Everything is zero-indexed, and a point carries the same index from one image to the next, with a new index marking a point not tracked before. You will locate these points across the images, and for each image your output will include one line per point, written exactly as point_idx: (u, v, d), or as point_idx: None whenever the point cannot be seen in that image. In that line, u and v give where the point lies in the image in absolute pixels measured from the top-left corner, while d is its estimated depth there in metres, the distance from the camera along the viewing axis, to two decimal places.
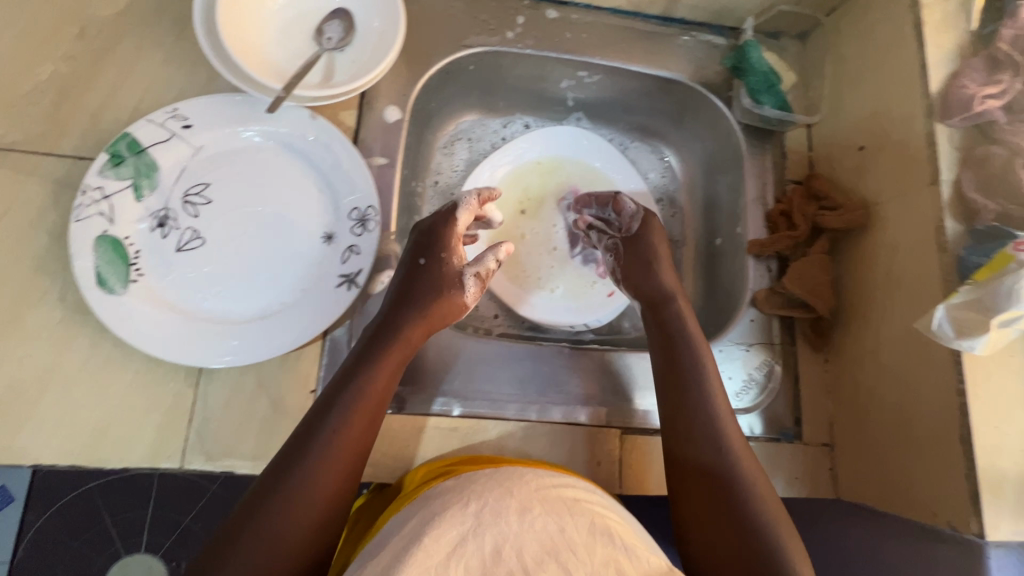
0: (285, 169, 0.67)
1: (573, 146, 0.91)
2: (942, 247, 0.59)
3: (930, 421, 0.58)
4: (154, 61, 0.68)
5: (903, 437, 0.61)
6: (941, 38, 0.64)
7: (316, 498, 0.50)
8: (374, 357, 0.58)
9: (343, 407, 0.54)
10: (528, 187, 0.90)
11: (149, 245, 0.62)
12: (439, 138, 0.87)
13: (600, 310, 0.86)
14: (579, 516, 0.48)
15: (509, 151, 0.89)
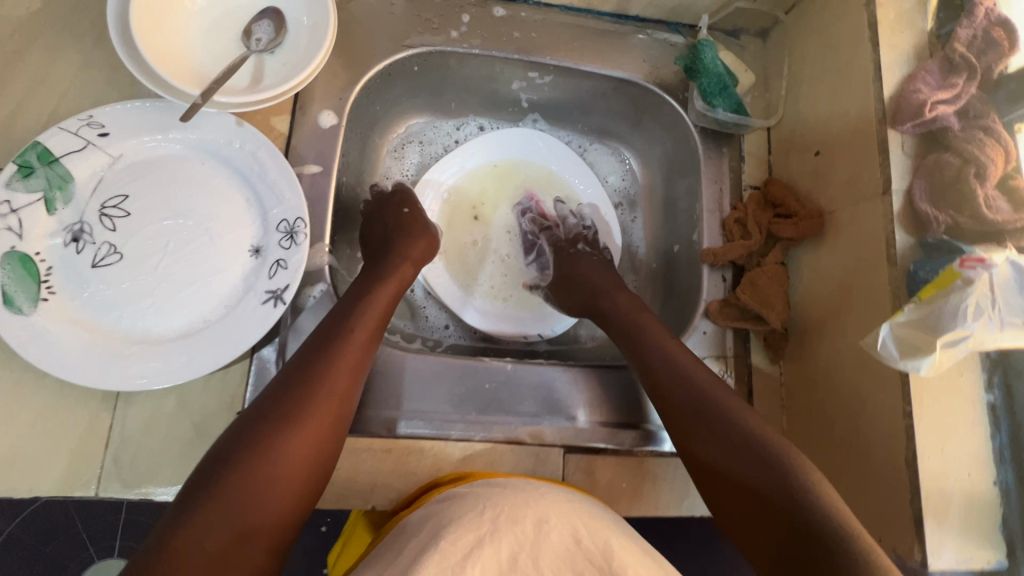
0: (210, 178, 0.64)
1: (529, 149, 0.88)
2: (892, 261, 0.56)
3: (878, 442, 0.55)
4: (70, 65, 0.64)
5: (851, 457, 0.59)
6: (895, 38, 0.61)
7: (282, 476, 0.47)
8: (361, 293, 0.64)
9: (338, 327, 0.59)
10: (482, 192, 0.87)
11: (62, 262, 0.59)
12: (389, 141, 0.84)
13: (555, 320, 0.84)
14: (596, 532, 0.51)
15: (461, 154, 0.86)
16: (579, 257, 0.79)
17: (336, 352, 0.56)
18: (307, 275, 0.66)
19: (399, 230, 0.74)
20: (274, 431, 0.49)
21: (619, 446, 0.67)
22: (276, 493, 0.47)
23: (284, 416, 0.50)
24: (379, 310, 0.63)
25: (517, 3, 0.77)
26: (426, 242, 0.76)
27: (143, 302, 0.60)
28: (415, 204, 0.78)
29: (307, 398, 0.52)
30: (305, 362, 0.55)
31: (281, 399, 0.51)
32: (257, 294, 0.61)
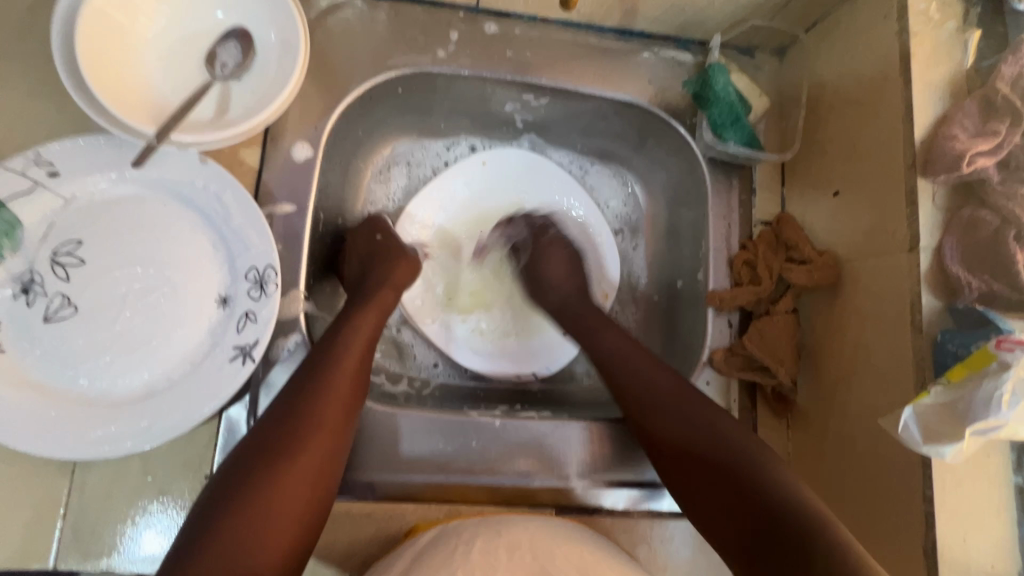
0: (173, 221, 0.58)
1: (518, 177, 0.81)
2: (917, 328, 0.51)
3: (894, 524, 0.51)
4: (17, 94, 0.58)
5: (861, 532, 0.54)
6: (930, 73, 0.55)
7: (277, 514, 0.47)
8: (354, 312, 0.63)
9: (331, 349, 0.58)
10: (468, 225, 0.80)
11: (11, 316, 0.54)
12: (374, 164, 0.78)
13: (549, 357, 0.79)
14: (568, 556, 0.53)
15: (441, 185, 0.79)
16: (547, 250, 0.76)
17: (326, 383, 0.55)
18: (281, 325, 0.61)
19: (382, 253, 0.70)
20: (266, 471, 0.49)
21: (614, 506, 0.64)
22: (273, 532, 0.47)
23: (276, 455, 0.50)
24: (368, 333, 0.62)
25: (511, 18, 0.70)
26: (408, 266, 0.71)
27: (101, 360, 0.55)
28: (387, 228, 0.73)
29: (301, 433, 0.52)
30: (291, 397, 0.54)
31: (271, 438, 0.51)
32: (224, 350, 0.56)
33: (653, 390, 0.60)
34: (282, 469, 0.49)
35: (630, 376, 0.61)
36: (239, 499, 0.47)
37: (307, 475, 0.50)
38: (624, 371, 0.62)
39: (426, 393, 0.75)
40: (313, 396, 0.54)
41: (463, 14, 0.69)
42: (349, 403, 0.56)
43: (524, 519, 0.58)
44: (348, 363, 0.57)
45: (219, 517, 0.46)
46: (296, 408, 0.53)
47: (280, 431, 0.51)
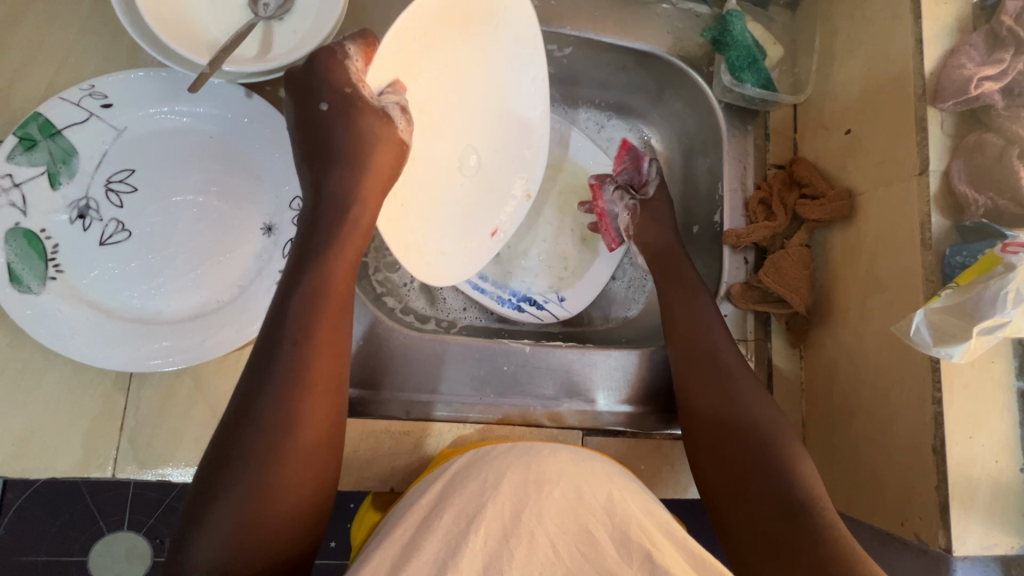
0: (220, 154, 0.61)
1: (498, 40, 0.64)
2: (926, 243, 0.55)
3: (906, 428, 0.55)
4: (68, 31, 0.61)
5: (873, 441, 0.58)
6: (938, 9, 0.58)
7: (276, 478, 0.47)
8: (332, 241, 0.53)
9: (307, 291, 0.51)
10: (444, 84, 0.59)
11: (68, 239, 0.57)
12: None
13: (575, 297, 0.82)
14: (599, 488, 0.54)
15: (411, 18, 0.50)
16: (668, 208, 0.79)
17: (303, 341, 0.50)
18: None
19: (340, 155, 0.53)
20: (246, 454, 0.46)
21: (637, 429, 0.67)
22: (277, 504, 0.47)
23: (256, 433, 0.47)
24: (342, 276, 0.53)
25: None
26: (390, 150, 0.53)
27: (153, 283, 0.58)
28: (338, 81, 0.50)
29: (276, 409, 0.48)
30: (266, 364, 0.49)
31: (250, 414, 0.48)
32: (271, 275, 0.59)
33: (696, 366, 0.63)
34: (264, 451, 0.47)
35: (684, 352, 0.64)
36: (226, 482, 0.46)
37: (293, 455, 0.48)
38: (680, 350, 0.65)
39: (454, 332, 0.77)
40: (286, 363, 0.49)
41: None
42: (327, 370, 0.51)
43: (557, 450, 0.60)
44: (314, 320, 0.51)
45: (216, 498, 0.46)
46: (269, 379, 0.49)
47: (259, 411, 0.48)
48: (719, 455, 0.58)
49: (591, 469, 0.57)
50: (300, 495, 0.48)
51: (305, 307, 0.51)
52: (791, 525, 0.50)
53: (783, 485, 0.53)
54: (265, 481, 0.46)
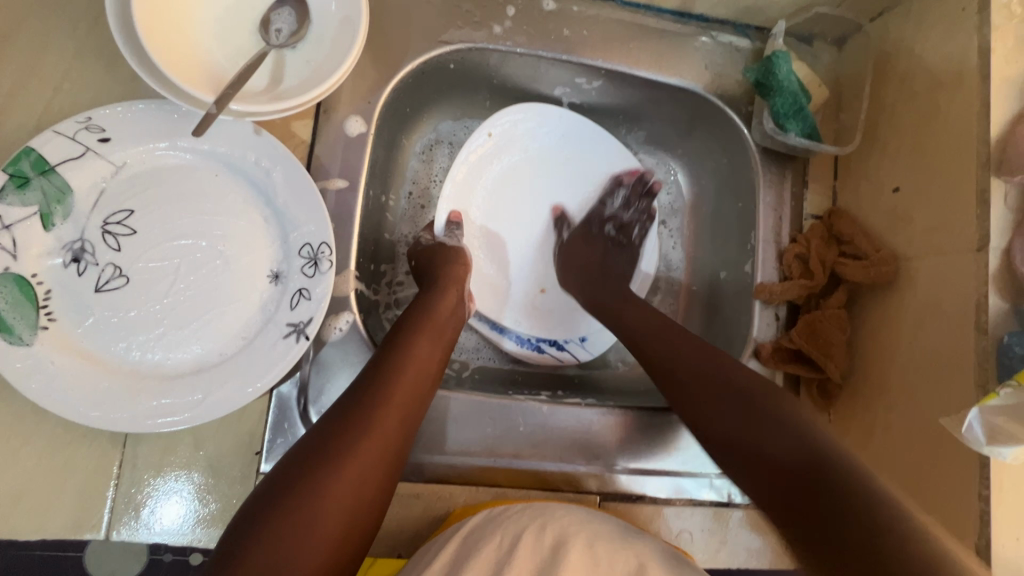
0: (225, 193, 0.57)
1: (540, 131, 0.76)
2: (982, 328, 0.51)
3: (947, 519, 0.51)
4: (64, 55, 0.56)
5: None
6: (1008, 69, 0.54)
7: (350, 466, 0.45)
8: (428, 296, 0.61)
9: (406, 326, 0.57)
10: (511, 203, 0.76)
11: (61, 285, 0.53)
12: (418, 141, 0.76)
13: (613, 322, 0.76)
14: (617, 549, 0.51)
15: (457, 173, 0.72)
16: (568, 250, 0.75)
17: (399, 356, 0.53)
18: (332, 304, 0.60)
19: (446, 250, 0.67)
20: (341, 451, 0.45)
21: (656, 494, 0.64)
22: (339, 496, 0.44)
23: (349, 432, 0.47)
24: (433, 319, 0.59)
25: None
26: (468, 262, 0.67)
27: (153, 332, 0.54)
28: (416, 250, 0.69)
29: (373, 411, 0.48)
30: (370, 376, 0.51)
31: (349, 414, 0.48)
32: (277, 327, 0.56)
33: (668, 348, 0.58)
34: (357, 448, 0.46)
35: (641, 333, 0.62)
36: (310, 473, 0.44)
37: (376, 455, 0.47)
38: (649, 330, 0.61)
39: (466, 376, 0.73)
40: (388, 375, 0.51)
41: None
42: (420, 387, 0.53)
43: (570, 507, 0.57)
44: (420, 348, 0.55)
45: (289, 483, 0.44)
46: (373, 387, 0.50)
47: (350, 403, 0.49)
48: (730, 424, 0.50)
49: (602, 530, 0.54)
50: (364, 494, 0.45)
51: (411, 338, 0.56)
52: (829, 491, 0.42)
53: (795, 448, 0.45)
54: (349, 478, 0.45)
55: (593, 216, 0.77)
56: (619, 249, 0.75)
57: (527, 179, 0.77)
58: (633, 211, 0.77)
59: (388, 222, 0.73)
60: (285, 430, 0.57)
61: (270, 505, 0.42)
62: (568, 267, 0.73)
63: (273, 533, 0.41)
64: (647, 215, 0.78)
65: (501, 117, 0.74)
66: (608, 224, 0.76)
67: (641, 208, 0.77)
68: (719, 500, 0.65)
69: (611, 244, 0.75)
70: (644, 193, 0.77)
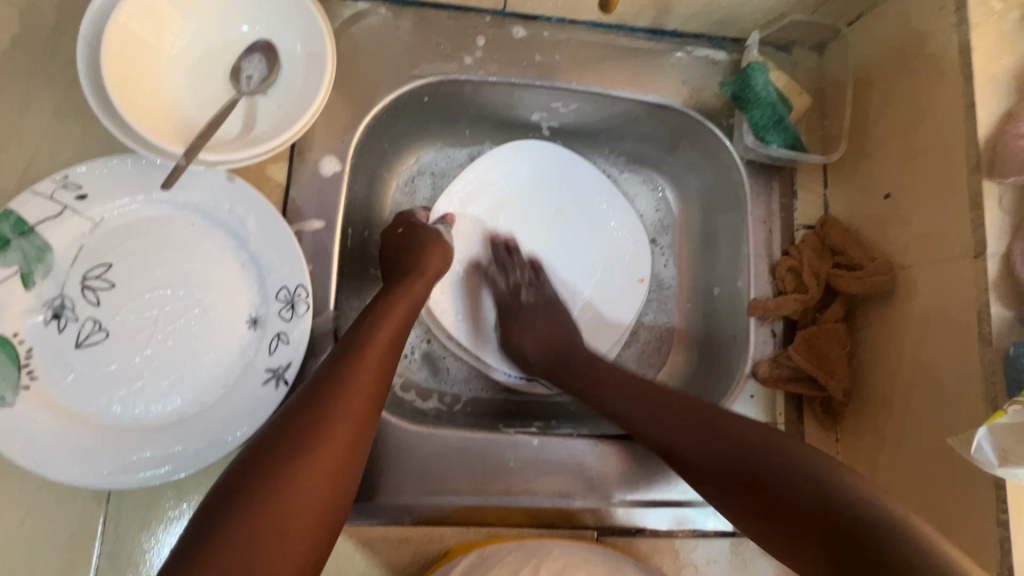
0: (202, 241, 0.57)
1: (518, 169, 0.76)
2: (985, 339, 0.48)
3: (968, 533, 0.48)
4: (44, 116, 0.58)
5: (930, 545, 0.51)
6: (992, 66, 0.52)
7: (325, 435, 0.45)
8: (404, 277, 0.62)
9: (380, 305, 0.58)
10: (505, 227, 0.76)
11: (43, 342, 0.53)
12: (400, 174, 0.76)
13: None
14: None
15: (454, 193, 0.74)
16: (529, 316, 0.71)
17: (369, 331, 0.54)
18: (313, 346, 0.60)
19: (416, 237, 0.67)
20: (306, 438, 0.44)
21: (658, 526, 0.61)
22: (313, 465, 0.44)
23: (312, 419, 0.46)
24: (405, 299, 0.59)
25: (539, 20, 0.68)
26: (445, 252, 0.67)
27: (134, 385, 0.54)
28: (410, 220, 0.69)
29: (338, 395, 0.48)
30: (333, 363, 0.50)
31: (312, 401, 0.47)
32: (257, 373, 0.55)
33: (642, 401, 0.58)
34: (322, 434, 0.45)
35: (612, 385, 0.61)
36: (273, 461, 0.43)
37: (346, 437, 0.46)
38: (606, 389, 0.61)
39: (457, 409, 0.72)
40: (352, 360, 0.51)
41: (489, 18, 0.67)
42: (383, 369, 0.52)
43: (567, 543, 0.56)
44: (382, 331, 0.55)
45: (263, 456, 0.43)
46: (335, 373, 0.49)
47: (322, 376, 0.49)
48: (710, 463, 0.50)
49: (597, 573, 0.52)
50: (340, 465, 0.45)
51: (376, 324, 0.55)
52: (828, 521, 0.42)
53: (785, 480, 0.45)
54: (317, 464, 0.44)
55: (503, 296, 0.73)
56: (536, 311, 0.71)
57: (521, 214, 0.76)
58: (522, 273, 0.74)
59: (372, 257, 0.72)
60: None
61: (244, 479, 0.42)
62: (523, 354, 0.69)
63: (248, 504, 0.41)
64: (637, 276, 0.76)
65: (500, 148, 0.75)
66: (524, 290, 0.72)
67: (528, 266, 0.74)
68: (726, 530, 0.62)
69: (539, 310, 0.71)
70: (509, 254, 0.74)
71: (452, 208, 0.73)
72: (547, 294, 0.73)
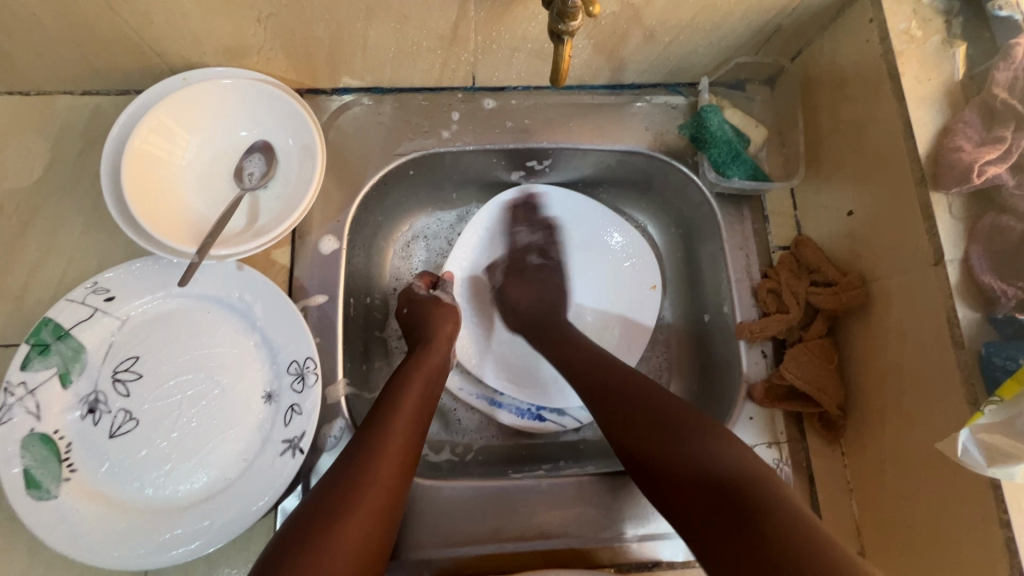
0: (217, 326, 0.63)
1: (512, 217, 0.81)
2: (958, 342, 0.50)
3: (973, 533, 0.48)
4: (73, 231, 0.65)
5: (947, 550, 0.51)
6: (922, 88, 0.56)
7: (359, 499, 0.49)
8: (424, 344, 0.67)
9: (404, 373, 0.62)
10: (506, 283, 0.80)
11: (80, 436, 0.58)
12: (394, 247, 0.82)
13: None
14: None
15: (462, 251, 0.79)
16: (530, 273, 0.79)
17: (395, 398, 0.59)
18: (325, 413, 0.64)
19: (420, 300, 0.73)
20: (347, 499, 0.49)
21: (673, 558, 0.61)
22: (350, 528, 0.47)
23: (348, 489, 0.50)
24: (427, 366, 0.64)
25: (505, 90, 0.74)
26: (454, 320, 0.71)
27: (163, 468, 0.58)
28: (411, 296, 0.74)
29: (369, 462, 0.52)
30: (365, 433, 0.55)
31: (353, 461, 0.52)
32: (274, 445, 0.59)
33: (609, 395, 0.60)
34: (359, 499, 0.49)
35: (582, 369, 0.65)
36: (314, 531, 0.46)
37: (377, 502, 0.50)
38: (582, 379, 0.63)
39: (469, 459, 0.74)
40: (383, 432, 0.55)
41: (460, 94, 0.74)
42: (412, 439, 0.56)
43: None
44: (410, 399, 0.59)
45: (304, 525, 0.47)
46: (368, 443, 0.54)
47: (355, 445, 0.54)
48: (656, 475, 0.52)
49: None
50: (373, 528, 0.49)
51: (400, 390, 0.60)
52: (740, 508, 0.45)
53: (724, 465, 0.48)
54: (351, 530, 0.47)
55: (515, 254, 0.81)
56: (538, 274, 0.79)
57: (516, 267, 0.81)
58: (539, 233, 0.81)
59: (376, 321, 0.78)
60: None
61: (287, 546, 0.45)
62: (517, 308, 0.77)
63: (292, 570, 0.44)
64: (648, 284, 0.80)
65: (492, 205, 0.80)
66: (534, 253, 0.81)
67: (545, 227, 0.81)
68: None
69: (544, 272, 0.79)
70: (534, 210, 0.80)
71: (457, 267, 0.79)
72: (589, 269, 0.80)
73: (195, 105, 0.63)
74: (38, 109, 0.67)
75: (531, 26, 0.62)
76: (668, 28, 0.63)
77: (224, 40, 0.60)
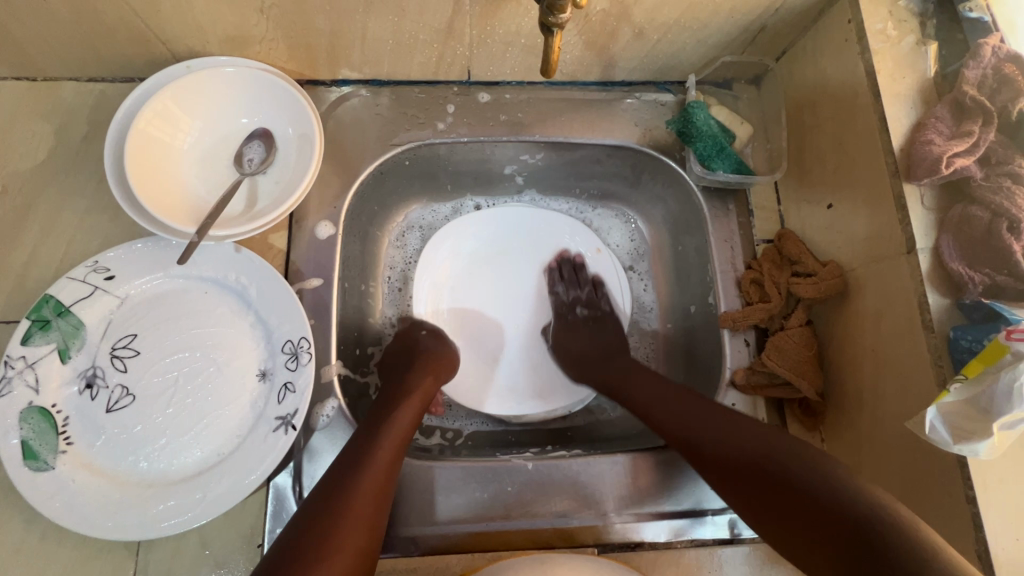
0: (214, 307, 0.64)
1: (483, 230, 0.85)
2: (929, 326, 0.52)
3: (943, 512, 0.50)
4: (75, 213, 0.66)
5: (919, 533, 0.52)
6: (896, 85, 0.58)
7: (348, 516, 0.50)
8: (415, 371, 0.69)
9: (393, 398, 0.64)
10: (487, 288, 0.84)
11: (78, 410, 0.59)
12: (383, 279, 0.83)
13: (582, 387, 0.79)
14: None
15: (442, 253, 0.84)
16: (578, 326, 0.80)
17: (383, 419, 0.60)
18: (317, 393, 0.65)
19: (428, 350, 0.73)
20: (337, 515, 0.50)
21: (655, 539, 0.63)
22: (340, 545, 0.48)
23: (311, 554, 0.47)
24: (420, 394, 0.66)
25: (499, 86, 0.77)
26: (446, 355, 0.74)
27: (158, 443, 0.60)
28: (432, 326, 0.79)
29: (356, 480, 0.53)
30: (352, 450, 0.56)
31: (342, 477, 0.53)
32: (268, 421, 0.61)
33: (683, 425, 0.59)
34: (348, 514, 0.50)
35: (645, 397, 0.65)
36: None
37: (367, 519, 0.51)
38: (660, 407, 0.63)
39: (459, 444, 0.76)
40: (348, 491, 0.52)
41: (456, 88, 0.76)
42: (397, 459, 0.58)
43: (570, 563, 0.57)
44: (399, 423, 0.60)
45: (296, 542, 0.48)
46: (337, 494, 0.52)
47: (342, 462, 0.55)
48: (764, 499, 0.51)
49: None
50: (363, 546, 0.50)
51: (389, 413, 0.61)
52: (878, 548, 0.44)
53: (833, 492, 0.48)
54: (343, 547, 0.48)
55: (560, 308, 0.82)
56: (591, 326, 0.79)
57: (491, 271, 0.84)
58: (586, 289, 0.83)
59: (370, 309, 0.79)
60: (283, 519, 0.60)
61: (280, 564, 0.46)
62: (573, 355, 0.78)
63: None
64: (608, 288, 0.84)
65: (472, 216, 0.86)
66: (579, 306, 0.81)
67: (589, 283, 0.84)
68: (724, 537, 0.63)
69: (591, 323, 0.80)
70: (575, 271, 0.84)
71: (436, 282, 0.83)
72: (601, 305, 0.82)
73: (199, 92, 0.65)
74: (43, 93, 0.69)
75: (523, 21, 0.64)
76: (656, 27, 0.66)
77: (226, 30, 0.62)
